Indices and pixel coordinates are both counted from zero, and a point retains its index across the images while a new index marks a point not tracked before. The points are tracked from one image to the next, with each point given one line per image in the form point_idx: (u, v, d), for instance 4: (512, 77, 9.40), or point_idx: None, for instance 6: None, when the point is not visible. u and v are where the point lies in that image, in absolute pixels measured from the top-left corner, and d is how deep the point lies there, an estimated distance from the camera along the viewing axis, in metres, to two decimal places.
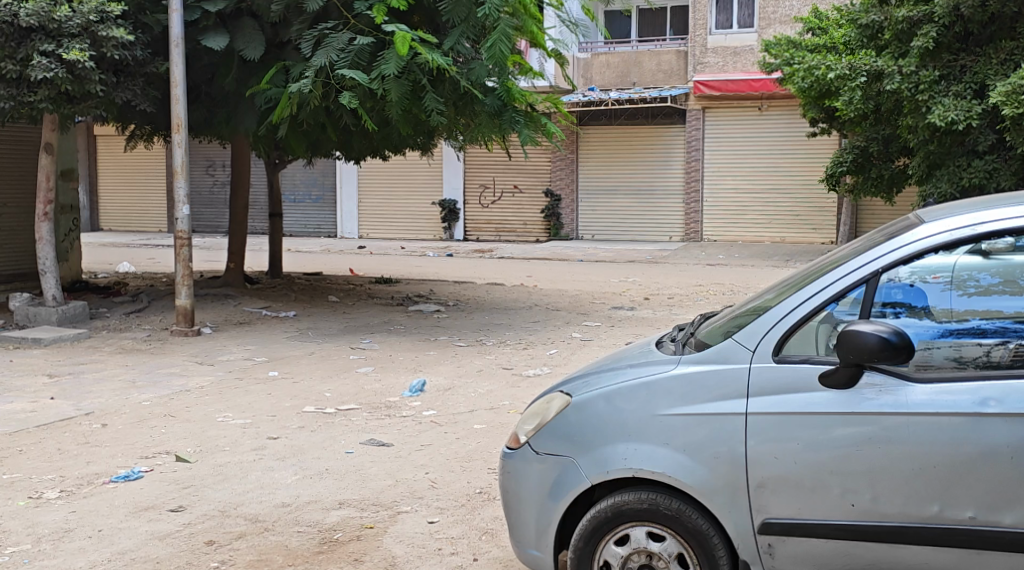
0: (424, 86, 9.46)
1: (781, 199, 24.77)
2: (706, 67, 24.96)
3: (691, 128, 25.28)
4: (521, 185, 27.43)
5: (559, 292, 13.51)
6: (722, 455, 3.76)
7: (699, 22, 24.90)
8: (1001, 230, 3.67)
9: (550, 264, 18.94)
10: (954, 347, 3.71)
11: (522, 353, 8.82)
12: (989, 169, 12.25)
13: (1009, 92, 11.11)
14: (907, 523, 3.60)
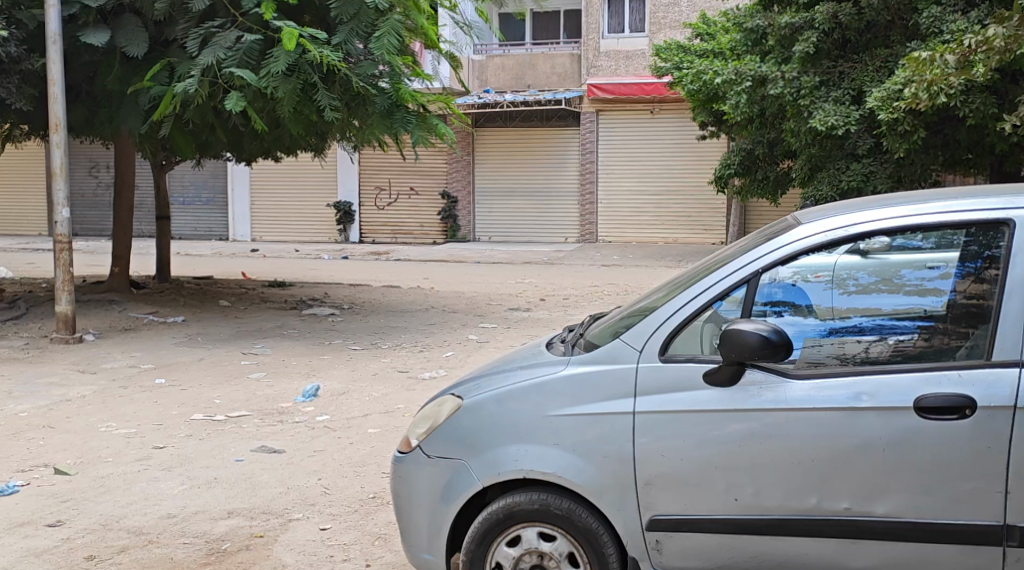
0: (316, 85, 9.33)
1: (677, 200, 25.31)
2: (599, 70, 25.17)
3: (586, 131, 25.56)
4: (417, 187, 27.35)
5: (456, 294, 13.53)
6: (611, 454, 3.82)
7: (592, 26, 25.06)
8: (875, 230, 3.81)
9: (448, 265, 19.03)
10: (837, 344, 3.85)
11: (418, 356, 8.79)
12: (866, 171, 10.95)
13: (886, 96, 9.71)
14: (787, 516, 3.71)
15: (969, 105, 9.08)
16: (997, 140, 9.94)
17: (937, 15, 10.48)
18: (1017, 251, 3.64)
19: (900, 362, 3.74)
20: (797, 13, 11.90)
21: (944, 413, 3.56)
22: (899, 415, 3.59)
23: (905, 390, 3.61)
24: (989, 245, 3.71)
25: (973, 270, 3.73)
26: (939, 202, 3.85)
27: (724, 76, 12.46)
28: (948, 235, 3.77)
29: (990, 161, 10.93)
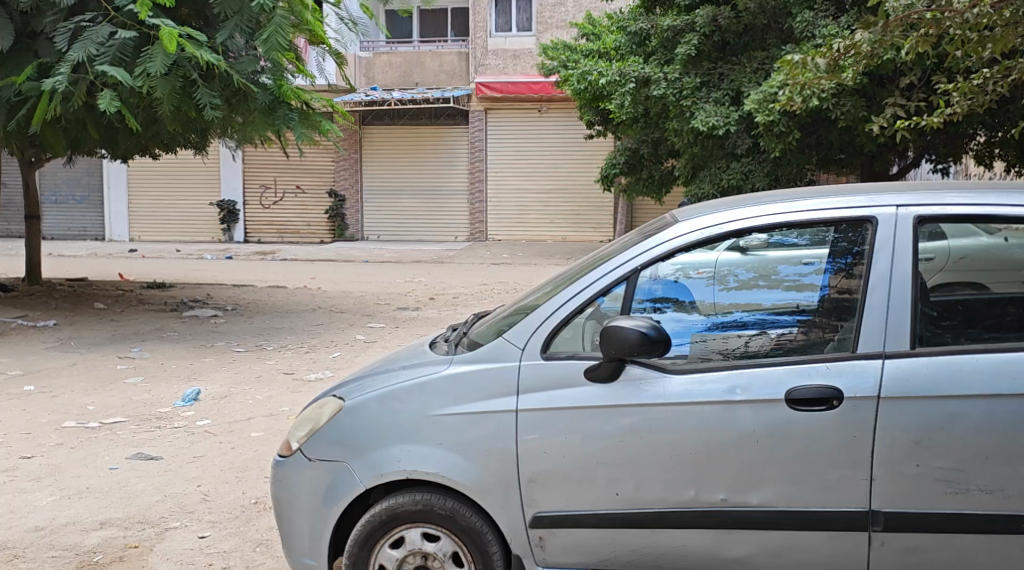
0: (195, 81, 9.13)
1: (564, 198, 25.04)
2: (487, 68, 24.67)
3: (474, 129, 25.05)
4: (304, 185, 26.24)
5: (344, 293, 13.38)
6: (494, 452, 3.83)
7: (480, 24, 24.51)
8: (750, 227, 3.89)
9: (336, 265, 18.85)
10: (721, 339, 3.94)
11: (304, 357, 8.67)
12: (746, 170, 11.29)
13: (763, 98, 9.96)
14: (666, 508, 3.77)
15: (840, 108, 9.40)
16: (867, 141, 10.31)
17: (811, 19, 10.79)
18: (879, 248, 3.78)
19: (779, 355, 3.84)
20: (680, 16, 12.12)
21: (814, 404, 3.68)
22: (771, 407, 3.70)
23: (777, 383, 3.71)
24: (855, 242, 3.83)
25: (841, 266, 3.85)
26: (811, 200, 3.96)
27: (607, 77, 12.29)
28: (820, 232, 3.89)
29: (860, 161, 11.38)
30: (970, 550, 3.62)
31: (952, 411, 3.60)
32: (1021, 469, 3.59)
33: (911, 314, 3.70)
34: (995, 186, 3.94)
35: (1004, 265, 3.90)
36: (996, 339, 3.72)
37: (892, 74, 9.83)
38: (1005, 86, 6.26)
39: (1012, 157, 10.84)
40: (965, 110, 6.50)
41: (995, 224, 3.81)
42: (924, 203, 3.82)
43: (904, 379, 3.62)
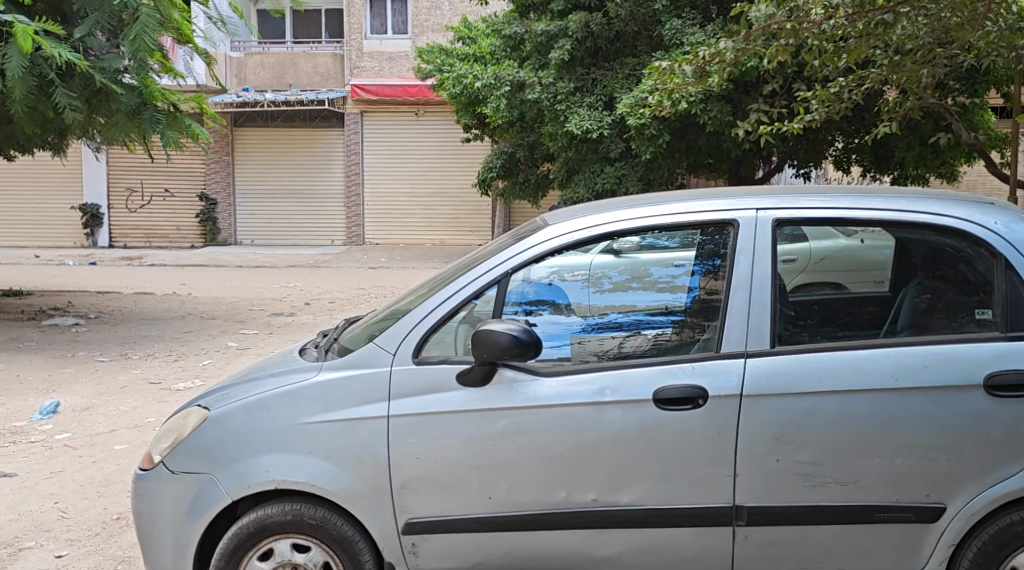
0: (53, 81, 8.79)
1: (443, 203, 22.93)
2: (362, 71, 22.22)
3: (349, 132, 22.54)
4: (173, 188, 23.10)
5: (215, 300, 13.00)
6: (365, 459, 3.78)
7: (354, 26, 22.10)
8: (622, 230, 3.94)
9: (207, 270, 18.20)
10: (597, 341, 3.97)
11: (172, 366, 8.39)
12: (619, 174, 11.11)
13: (634, 102, 10.11)
14: (538, 510, 3.78)
15: (709, 113, 9.58)
16: (734, 147, 10.49)
17: (679, 27, 10.80)
18: (741, 251, 3.85)
19: (655, 355, 3.88)
20: (552, 21, 11.86)
21: (681, 404, 3.73)
22: (640, 407, 3.74)
23: (646, 384, 3.75)
24: (720, 245, 3.91)
25: (703, 270, 3.95)
26: (679, 203, 4.04)
27: (483, 80, 12.24)
28: (689, 235, 3.96)
29: (727, 166, 11.67)
30: (830, 541, 3.71)
31: (810, 406, 3.68)
32: (873, 460, 3.68)
33: (771, 313, 3.80)
34: (852, 190, 4.05)
35: (864, 267, 4.11)
36: (848, 336, 3.85)
37: (755, 83, 10.15)
38: (858, 94, 6.62)
39: (868, 162, 11.34)
40: (822, 118, 6.78)
41: (850, 227, 3.93)
42: (786, 206, 3.90)
43: (767, 376, 3.70)
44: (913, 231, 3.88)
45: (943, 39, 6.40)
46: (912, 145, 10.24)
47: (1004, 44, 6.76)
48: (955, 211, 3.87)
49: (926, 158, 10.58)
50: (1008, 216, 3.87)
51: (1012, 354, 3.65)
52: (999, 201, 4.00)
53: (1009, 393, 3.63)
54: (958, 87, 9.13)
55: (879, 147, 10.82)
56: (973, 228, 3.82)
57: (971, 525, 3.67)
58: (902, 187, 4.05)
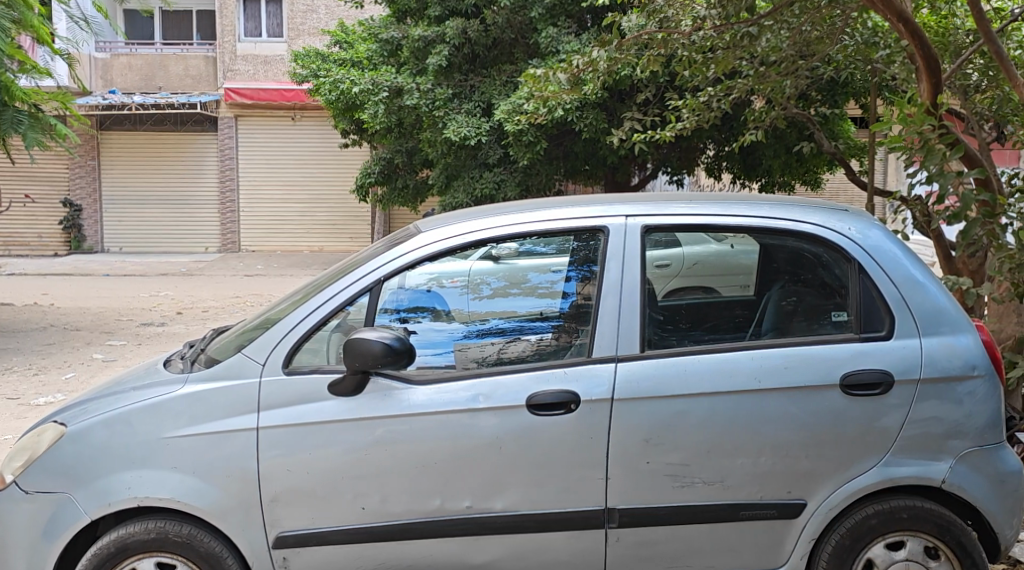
0: None
1: (321, 209, 22.27)
2: (235, 75, 21.38)
3: (222, 137, 21.66)
4: (33, 195, 21.85)
5: (80, 311, 12.46)
6: (234, 473, 3.69)
7: (226, 28, 21.23)
8: (501, 236, 3.97)
9: (74, 280, 17.41)
10: (479, 347, 3.94)
11: (32, 381, 8.02)
12: (498, 180, 11.15)
13: (511, 109, 10.15)
14: (412, 519, 3.75)
15: (584, 120, 9.73)
16: (608, 154, 10.75)
17: (554, 35, 10.86)
18: (610, 257, 3.90)
19: (537, 360, 3.87)
20: (429, 26, 11.73)
21: (553, 409, 3.75)
22: (513, 413, 3.75)
23: (518, 389, 3.76)
24: (591, 252, 3.95)
25: (576, 276, 3.97)
26: (552, 209, 4.07)
27: (359, 85, 11.62)
28: (563, 241, 4.00)
29: (603, 171, 11.89)
30: (699, 542, 3.78)
31: (679, 408, 3.74)
32: (739, 460, 3.75)
33: (640, 318, 3.84)
34: (720, 198, 4.14)
35: (734, 271, 4.12)
36: (714, 339, 3.89)
37: (628, 91, 10.40)
38: (726, 104, 6.78)
39: (737, 170, 11.65)
40: (693, 125, 6.95)
41: (720, 233, 4.01)
42: (654, 214, 3.97)
43: (637, 379, 3.75)
44: (775, 237, 3.99)
45: (804, 52, 6.69)
46: (778, 153, 10.62)
47: (858, 57, 7.04)
48: (811, 218, 3.98)
49: (791, 166, 10.99)
50: (862, 222, 4.00)
51: (867, 354, 3.74)
52: (852, 208, 4.13)
53: (863, 391, 3.72)
54: (820, 98, 9.45)
55: (747, 155, 11.20)
56: (828, 234, 3.94)
57: (830, 520, 3.77)
58: (764, 194, 4.16)
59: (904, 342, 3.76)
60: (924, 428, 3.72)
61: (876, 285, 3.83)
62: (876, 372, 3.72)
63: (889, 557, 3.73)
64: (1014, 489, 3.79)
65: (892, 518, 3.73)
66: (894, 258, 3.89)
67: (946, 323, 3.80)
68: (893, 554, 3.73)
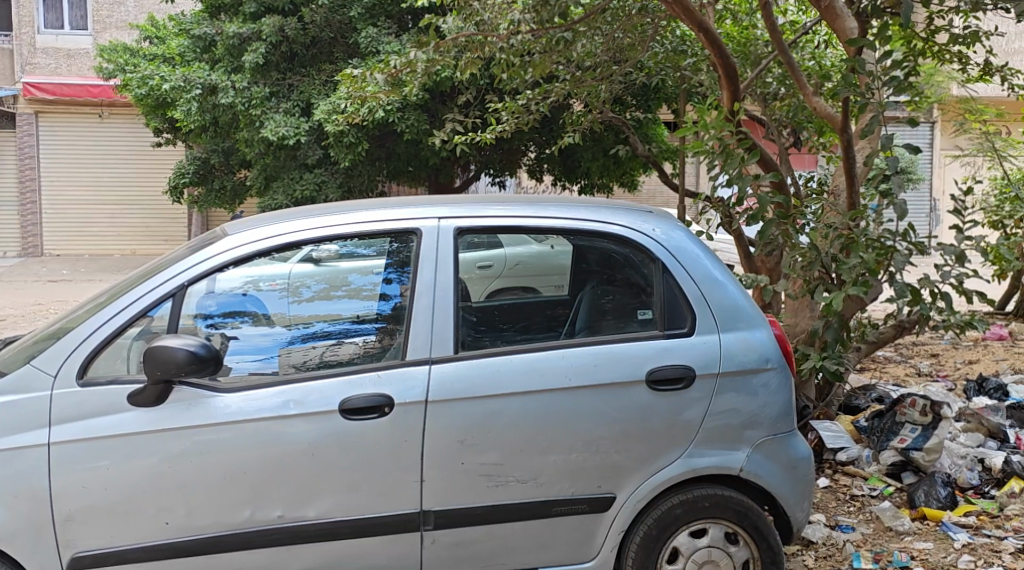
0: None
1: (133, 210, 21.13)
2: (36, 69, 20.25)
3: (22, 135, 20.31)
4: None
5: None
6: (23, 493, 3.49)
7: (24, 19, 20.12)
8: (318, 238, 3.89)
9: None
10: (304, 351, 3.85)
11: None
12: (318, 181, 11.07)
13: (330, 110, 10.11)
14: (221, 532, 3.64)
15: (405, 121, 9.78)
16: (430, 155, 10.81)
17: (374, 35, 10.83)
18: (423, 258, 3.90)
19: (357, 362, 3.82)
20: (244, 23, 11.42)
21: (365, 413, 3.72)
22: (325, 419, 3.69)
23: (330, 395, 3.70)
24: (404, 254, 3.94)
25: (396, 277, 3.92)
26: (370, 210, 4.02)
27: (170, 81, 11.28)
28: (382, 243, 3.96)
29: (426, 174, 11.90)
30: (514, 540, 3.83)
31: (491, 409, 3.77)
32: (551, 457, 3.82)
33: (453, 320, 3.85)
34: (535, 199, 4.20)
35: (554, 271, 4.30)
36: (526, 339, 3.94)
37: (449, 93, 10.55)
38: (545, 107, 6.93)
39: (558, 172, 11.92)
40: (512, 127, 7.06)
41: (540, 235, 4.09)
42: (467, 216, 4.00)
43: (450, 381, 3.76)
44: (586, 238, 4.09)
45: (617, 58, 7.00)
46: (596, 156, 11.00)
47: (669, 63, 7.51)
48: (618, 219, 4.10)
49: (609, 168, 11.38)
50: (665, 223, 4.16)
51: (670, 350, 3.89)
52: (657, 208, 4.29)
53: (668, 386, 3.86)
54: (634, 103, 9.85)
55: (566, 158, 11.51)
56: (635, 235, 4.07)
57: (639, 512, 3.90)
58: (572, 195, 4.26)
59: (704, 338, 3.93)
60: (723, 419, 3.90)
61: (679, 283, 3.98)
62: (678, 367, 3.87)
63: (692, 544, 3.89)
64: (804, 474, 4.04)
65: (695, 507, 3.89)
66: (696, 259, 4.06)
67: (742, 319, 4.00)
68: (696, 541, 3.90)
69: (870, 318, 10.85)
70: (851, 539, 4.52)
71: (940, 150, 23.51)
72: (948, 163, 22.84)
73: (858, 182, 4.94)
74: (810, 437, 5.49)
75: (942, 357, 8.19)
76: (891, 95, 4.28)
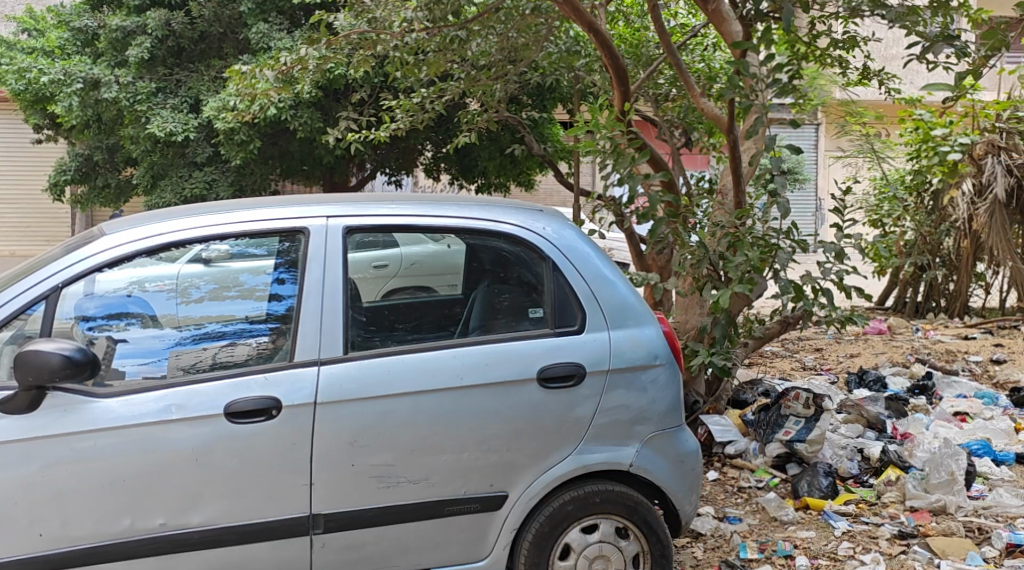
0: None
1: (14, 210, 20.05)
2: None
3: None
4: None
5: None
6: None
7: None
8: (207, 237, 3.80)
9: None
10: (197, 353, 3.74)
11: None
12: (208, 180, 10.82)
13: (220, 107, 10.00)
14: (99, 542, 3.52)
15: (299, 120, 9.87)
16: (325, 153, 10.74)
17: (265, 31, 10.79)
18: (311, 258, 3.85)
19: (247, 363, 3.73)
20: (128, 16, 11.18)
21: (252, 416, 3.64)
22: (209, 423, 3.60)
23: (215, 397, 3.62)
24: (291, 254, 3.88)
25: (289, 277, 3.85)
26: (259, 210, 3.94)
27: (49, 75, 10.83)
28: (271, 242, 3.89)
29: (321, 172, 11.78)
30: (405, 541, 3.80)
31: (381, 409, 3.74)
32: (443, 456, 3.80)
33: (343, 320, 3.81)
34: (429, 198, 4.19)
35: (448, 270, 4.21)
36: (417, 338, 3.92)
37: (343, 91, 10.55)
38: (439, 104, 6.93)
39: (455, 171, 11.95)
40: (407, 126, 7.06)
41: (435, 235, 4.07)
42: (356, 215, 3.96)
43: (339, 382, 3.71)
44: (477, 237, 4.09)
45: (511, 58, 6.95)
46: (493, 155, 11.09)
47: (563, 64, 7.63)
48: (509, 218, 4.12)
49: (505, 167, 11.48)
50: (555, 222, 4.19)
51: (560, 348, 3.92)
52: (548, 207, 4.32)
53: (559, 383, 3.89)
54: (529, 102, 10.03)
55: (463, 157, 11.55)
56: (525, 234, 4.09)
57: (530, 509, 3.91)
58: (463, 194, 4.25)
59: (594, 335, 3.97)
60: (613, 416, 3.95)
61: (569, 282, 4.02)
62: (568, 365, 3.90)
63: (584, 540, 3.93)
64: (692, 468, 4.13)
65: (586, 503, 3.93)
66: (586, 257, 4.10)
67: (631, 316, 4.07)
68: (587, 537, 3.94)
69: (756, 314, 11.18)
70: (737, 530, 4.63)
71: (824, 152, 24.43)
72: (830, 163, 23.76)
73: (744, 182, 5.11)
74: (700, 432, 5.61)
75: (825, 351, 8.47)
76: (775, 97, 4.41)
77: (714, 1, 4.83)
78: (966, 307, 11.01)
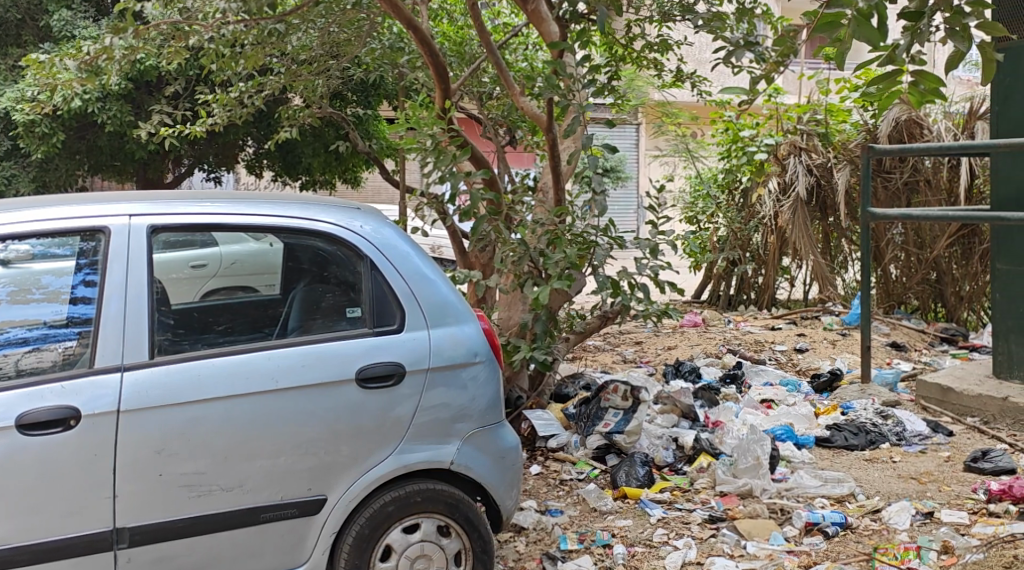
0: None
1: None
2: None
3: None
4: None
5: None
6: None
7: None
8: (5, 236, 3.58)
9: None
10: None
11: None
12: (7, 174, 10.46)
13: (17, 98, 9.68)
14: None
15: (107, 112, 9.62)
16: (136, 148, 10.51)
17: (68, 19, 10.86)
18: (113, 258, 3.67)
19: (48, 371, 3.52)
20: None
21: (48, 427, 3.43)
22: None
23: (7, 409, 3.40)
24: (93, 254, 3.68)
25: (93, 278, 3.64)
26: (63, 208, 3.73)
27: None
28: (73, 241, 3.67)
29: (133, 168, 11.43)
30: (219, 551, 3.67)
31: (190, 416, 3.60)
32: (257, 462, 3.70)
33: (148, 324, 3.64)
34: (246, 196, 4.07)
35: (268, 269, 4.09)
36: (230, 341, 3.79)
37: (155, 85, 10.44)
38: (259, 100, 6.76)
39: (278, 168, 11.82)
40: (225, 121, 6.82)
41: (256, 234, 3.96)
42: (163, 213, 3.79)
43: (144, 389, 3.55)
44: (295, 236, 4.00)
45: (333, 53, 6.97)
46: (317, 152, 10.99)
47: (387, 60, 7.65)
48: (327, 216, 4.05)
49: (331, 164, 11.44)
50: (374, 220, 4.15)
51: (378, 348, 3.88)
52: (367, 205, 4.27)
53: (377, 384, 3.85)
54: (354, 98, 10.01)
55: (285, 154, 11.39)
56: (342, 233, 4.02)
57: (350, 512, 3.86)
58: (280, 191, 4.15)
59: (413, 335, 3.96)
60: (432, 415, 3.94)
61: (387, 281, 3.99)
62: (387, 365, 3.87)
63: (405, 540, 3.91)
64: (511, 463, 4.18)
65: (407, 503, 3.92)
66: (405, 256, 4.08)
67: (451, 314, 4.08)
68: (408, 537, 3.92)
69: (579, 308, 11.50)
70: (558, 523, 4.73)
71: (643, 151, 25.42)
72: (649, 163, 24.78)
73: (563, 180, 5.26)
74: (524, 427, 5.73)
75: (644, 344, 8.77)
76: (593, 97, 4.50)
77: (533, 2, 4.97)
78: (773, 300, 11.42)
